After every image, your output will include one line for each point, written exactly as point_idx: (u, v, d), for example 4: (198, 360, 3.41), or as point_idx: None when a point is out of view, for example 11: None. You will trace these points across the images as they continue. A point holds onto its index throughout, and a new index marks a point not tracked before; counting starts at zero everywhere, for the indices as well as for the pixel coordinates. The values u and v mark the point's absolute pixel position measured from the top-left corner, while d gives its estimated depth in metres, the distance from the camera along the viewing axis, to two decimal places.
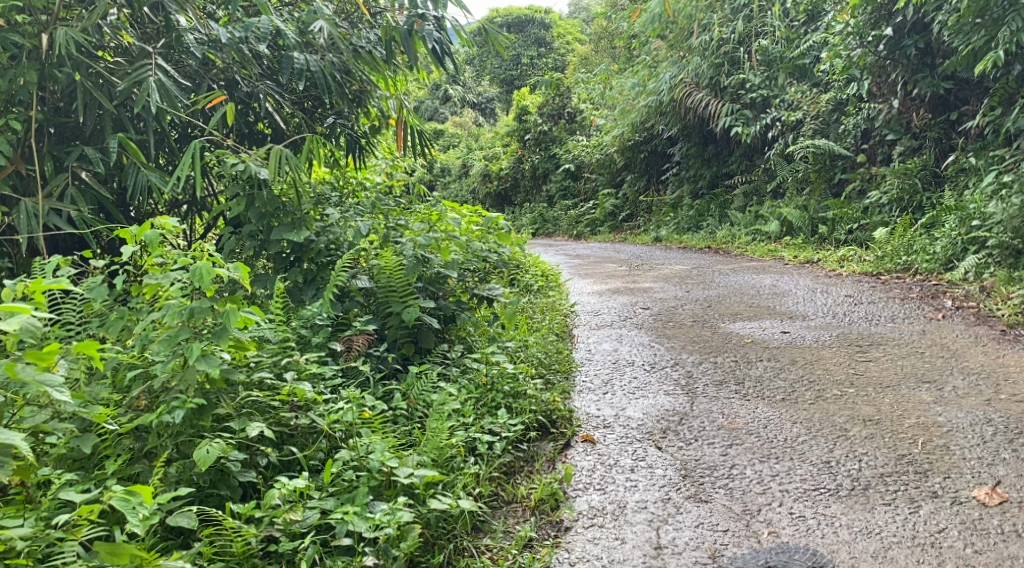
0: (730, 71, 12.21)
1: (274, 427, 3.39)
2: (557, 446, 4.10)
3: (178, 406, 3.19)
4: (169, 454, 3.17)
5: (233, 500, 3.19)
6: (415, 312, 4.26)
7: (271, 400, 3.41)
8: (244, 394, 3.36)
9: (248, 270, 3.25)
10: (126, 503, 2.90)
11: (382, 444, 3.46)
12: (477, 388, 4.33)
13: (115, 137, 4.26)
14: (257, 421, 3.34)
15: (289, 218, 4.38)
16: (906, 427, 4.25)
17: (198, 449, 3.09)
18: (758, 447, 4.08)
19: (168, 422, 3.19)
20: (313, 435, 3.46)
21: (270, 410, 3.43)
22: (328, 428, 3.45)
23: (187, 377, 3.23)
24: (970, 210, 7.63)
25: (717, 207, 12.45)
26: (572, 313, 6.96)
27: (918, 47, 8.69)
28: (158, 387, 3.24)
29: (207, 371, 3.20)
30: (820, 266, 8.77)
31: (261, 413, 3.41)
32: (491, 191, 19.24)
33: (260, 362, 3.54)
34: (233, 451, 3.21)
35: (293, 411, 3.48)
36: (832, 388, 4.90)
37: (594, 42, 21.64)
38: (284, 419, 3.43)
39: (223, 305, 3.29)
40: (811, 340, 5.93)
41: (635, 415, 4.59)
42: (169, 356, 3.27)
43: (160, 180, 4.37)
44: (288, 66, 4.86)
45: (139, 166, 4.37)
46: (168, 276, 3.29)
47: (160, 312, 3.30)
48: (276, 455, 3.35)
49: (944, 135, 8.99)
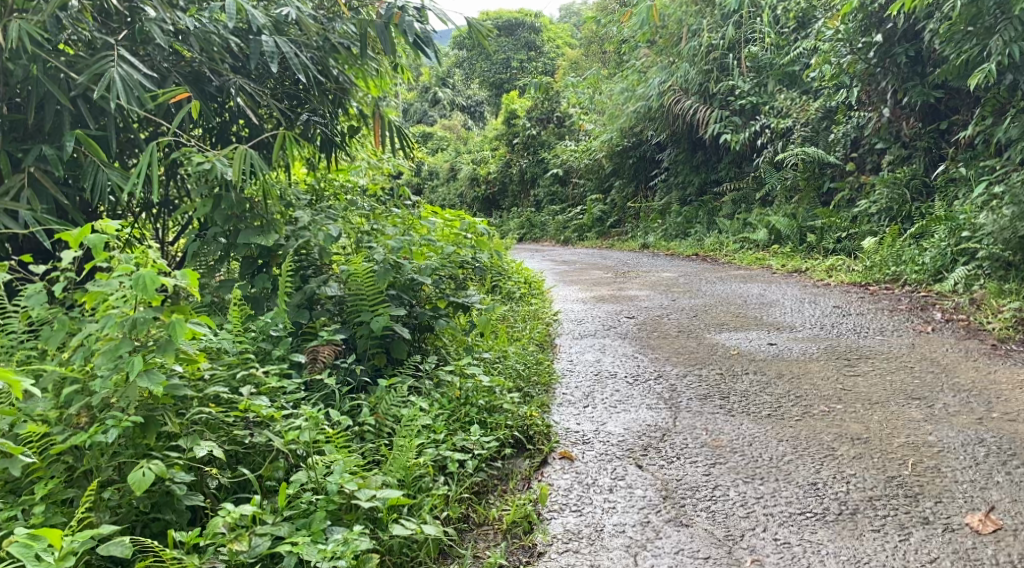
0: (718, 77, 12.10)
1: (227, 446, 3.21)
2: (532, 463, 3.93)
3: (112, 425, 2.99)
4: (106, 477, 2.98)
5: (177, 526, 3.01)
6: (385, 321, 4.09)
7: (226, 417, 3.23)
8: (194, 411, 3.17)
9: (196, 277, 3.04)
10: (26, 551, 2.70)
11: (342, 465, 3.29)
12: (450, 402, 4.16)
13: (71, 135, 4.07)
14: (208, 440, 3.15)
15: (257, 221, 4.17)
16: (896, 446, 4.09)
17: (134, 472, 2.90)
18: (742, 467, 3.91)
19: (103, 442, 2.99)
20: (270, 454, 3.28)
21: (224, 427, 3.24)
22: (286, 448, 3.27)
23: (128, 394, 3.02)
24: (960, 221, 7.51)
25: (706, 214, 12.31)
26: (555, 321, 6.80)
27: (908, 55, 8.57)
28: (97, 404, 3.04)
29: (150, 388, 2.99)
30: (808, 275, 8.63)
31: (214, 430, 3.23)
32: (479, 195, 19.07)
33: (216, 374, 3.35)
34: (178, 474, 3.02)
35: (248, 429, 3.29)
36: (819, 404, 4.74)
37: (584, 47, 21.54)
38: (239, 437, 3.24)
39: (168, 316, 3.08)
40: (798, 353, 5.78)
41: (615, 430, 4.43)
42: (111, 370, 3.05)
43: (121, 179, 4.18)
44: (257, 51, 4.71)
45: (98, 164, 4.18)
46: (109, 284, 3.07)
47: (100, 322, 3.07)
48: (228, 476, 3.17)
49: (934, 144, 8.87)
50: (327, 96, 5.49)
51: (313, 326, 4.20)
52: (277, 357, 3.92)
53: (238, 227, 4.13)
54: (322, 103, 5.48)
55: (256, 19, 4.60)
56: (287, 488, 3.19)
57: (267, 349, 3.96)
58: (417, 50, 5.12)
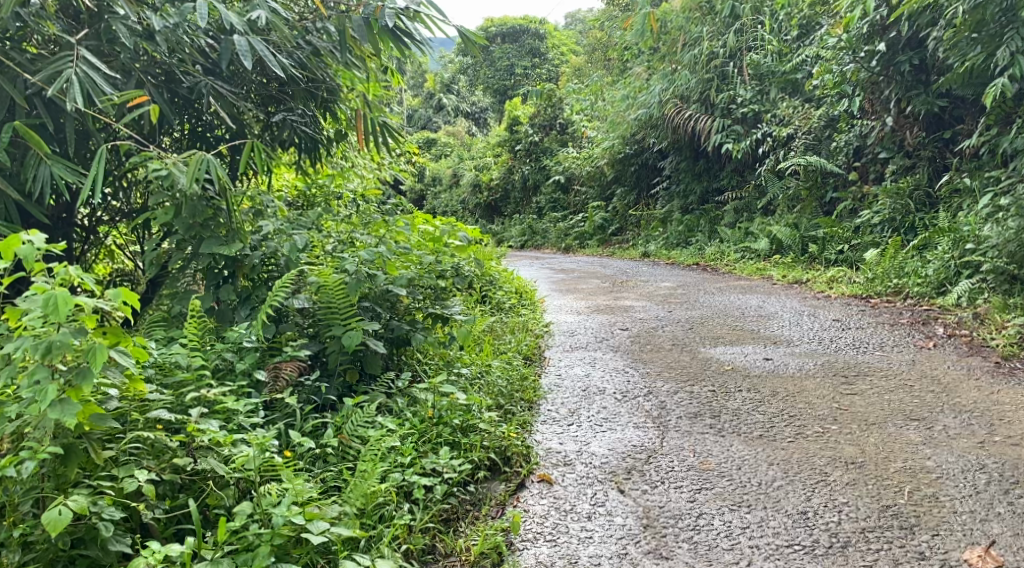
0: (720, 85, 11.94)
1: (166, 475, 3.05)
2: (508, 488, 3.76)
3: (26, 457, 2.85)
4: (22, 513, 2.85)
5: (105, 563, 2.87)
6: (357, 335, 3.91)
7: (169, 441, 3.09)
8: (130, 435, 3.04)
9: (131, 295, 2.99)
10: None
11: (292, 496, 3.12)
12: (422, 423, 3.97)
13: (11, 128, 3.89)
14: (142, 470, 3.00)
15: (221, 230, 4.09)
16: (892, 472, 3.88)
17: (48, 511, 2.75)
18: (728, 494, 3.71)
19: (16, 475, 2.85)
20: (215, 482, 3.12)
21: (166, 452, 3.10)
22: (232, 475, 3.11)
23: (46, 422, 2.86)
24: (964, 233, 7.32)
25: (707, 223, 12.11)
26: (547, 333, 6.60)
27: (912, 63, 8.38)
28: (15, 431, 2.90)
29: (64, 420, 2.82)
30: (808, 287, 8.42)
31: (156, 455, 3.09)
32: (483, 201, 18.85)
33: (159, 395, 3.23)
34: (105, 510, 2.87)
35: (192, 456, 3.13)
36: (813, 425, 4.53)
37: (587, 54, 21.38)
38: (180, 465, 3.08)
39: (97, 336, 2.98)
40: (794, 369, 5.57)
41: (599, 451, 4.23)
42: (31, 396, 2.89)
43: (65, 172, 4.01)
44: (229, 52, 4.53)
45: (41, 156, 4.01)
46: (32, 300, 2.91)
47: (17, 342, 2.89)
48: (167, 507, 3.02)
49: (938, 154, 8.66)
50: (308, 96, 5.33)
51: (279, 341, 4.02)
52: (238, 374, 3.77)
53: (201, 236, 4.05)
54: (301, 104, 5.30)
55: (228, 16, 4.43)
56: (230, 521, 3.02)
57: (229, 363, 3.79)
58: (394, 39, 4.99)
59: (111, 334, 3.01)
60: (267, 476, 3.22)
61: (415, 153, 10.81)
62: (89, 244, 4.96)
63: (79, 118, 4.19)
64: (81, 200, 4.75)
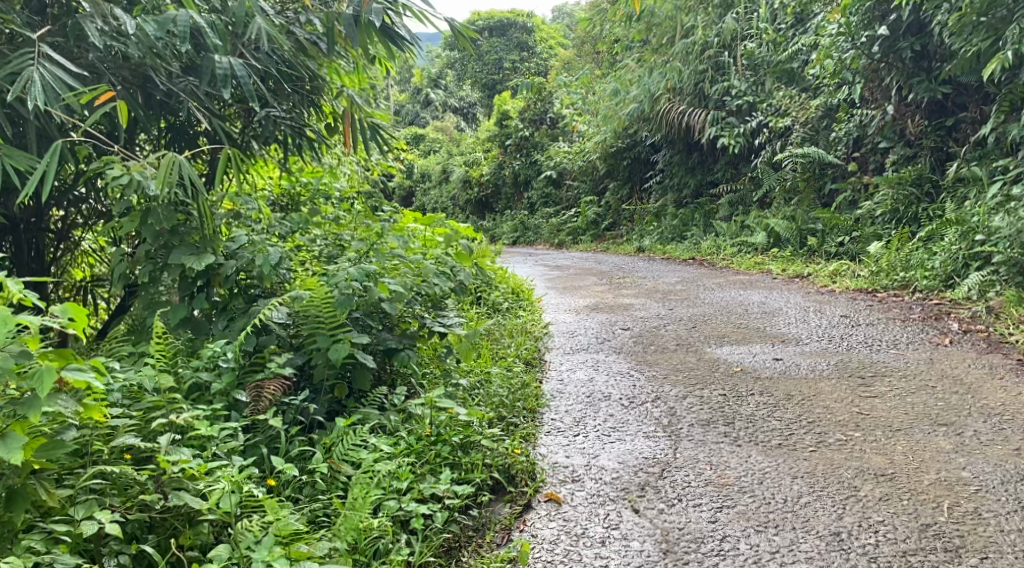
0: (714, 77, 11.65)
1: (132, 515, 2.77)
2: (513, 510, 3.53)
3: None
4: None
5: None
6: (344, 348, 3.69)
7: (134, 475, 2.83)
8: (91, 471, 2.76)
9: (78, 308, 2.69)
10: None
11: (274, 534, 2.84)
12: (418, 443, 3.67)
13: None
14: (103, 511, 2.71)
15: (192, 238, 3.99)
16: (927, 485, 3.64)
17: None
18: (752, 513, 3.50)
19: None
20: (188, 520, 2.84)
21: (133, 487, 2.84)
22: (206, 512, 2.83)
23: None
24: (973, 224, 7.04)
25: (702, 216, 11.81)
26: (545, 334, 6.30)
27: (914, 49, 8.09)
28: None
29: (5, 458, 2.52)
30: (811, 281, 8.14)
31: (122, 491, 2.84)
32: (472, 197, 18.52)
33: (125, 421, 2.97)
34: (57, 559, 2.58)
35: (161, 491, 2.84)
36: (835, 432, 4.24)
37: (577, 47, 21.04)
38: (147, 502, 2.80)
39: (44, 358, 2.69)
40: (807, 370, 5.28)
41: (609, 464, 3.94)
42: None
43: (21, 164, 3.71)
44: (209, 70, 4.30)
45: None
46: None
47: None
48: (131, 552, 2.74)
49: (941, 143, 8.35)
50: (293, 93, 5.10)
51: (260, 355, 3.71)
52: (216, 395, 3.49)
53: (170, 244, 3.96)
54: (288, 103, 5.04)
55: (211, 39, 4.16)
56: (206, 564, 2.75)
57: (206, 382, 3.53)
58: (387, 38, 4.79)
59: (59, 354, 2.71)
60: (248, 510, 2.94)
61: (404, 148, 10.49)
62: (63, 245, 4.72)
63: (41, 119, 3.91)
64: (53, 203, 4.52)
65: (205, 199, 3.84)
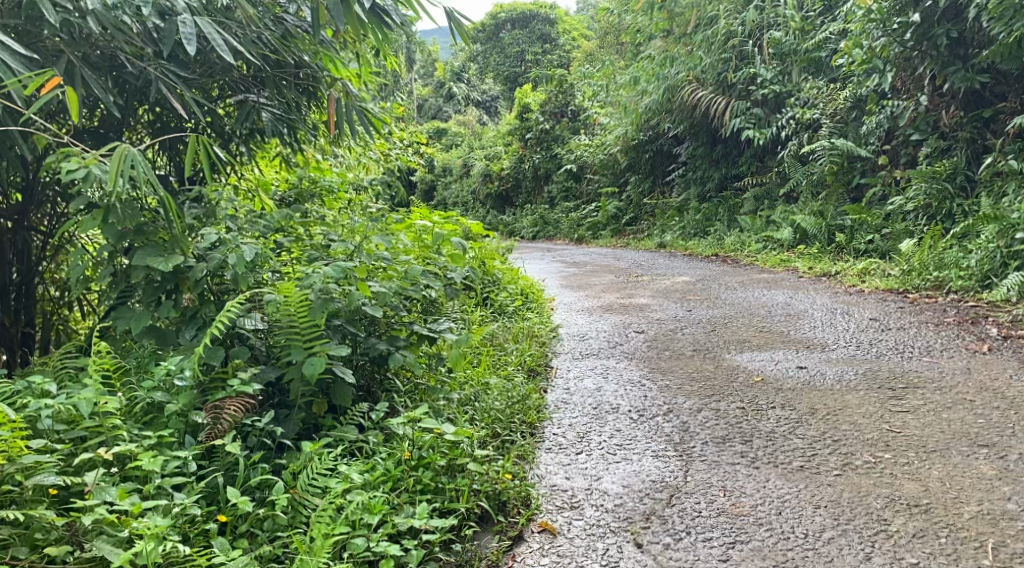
0: (738, 66, 11.19)
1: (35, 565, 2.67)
2: (503, 543, 3.21)
3: None
4: None
5: None
6: (320, 362, 3.38)
7: (45, 519, 2.73)
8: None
9: None
10: None
11: None
12: (396, 468, 3.35)
13: None
14: None
15: (159, 237, 3.66)
16: (967, 519, 3.31)
17: None
18: (769, 551, 3.19)
19: None
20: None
21: (50, 533, 2.74)
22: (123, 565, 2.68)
23: None
24: (1013, 220, 6.59)
25: (726, 211, 11.39)
26: (554, 338, 5.93)
27: (950, 36, 7.58)
28: None
29: None
30: (838, 279, 7.73)
31: (33, 537, 2.73)
32: (492, 192, 18.16)
33: (47, 458, 2.88)
34: None
35: (71, 542, 2.74)
36: (862, 452, 3.84)
37: (599, 37, 20.55)
38: (54, 555, 2.69)
39: None
40: (833, 380, 4.87)
41: (612, 488, 3.57)
42: None
43: None
44: (176, 35, 3.84)
45: None
46: None
47: None
48: None
49: (977, 135, 7.82)
50: (283, 81, 4.71)
51: (226, 370, 3.41)
52: (171, 416, 3.24)
53: (135, 244, 3.62)
54: (271, 90, 4.62)
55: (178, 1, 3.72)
56: None
57: (161, 402, 3.26)
58: (381, 27, 4.40)
59: None
60: (177, 562, 2.77)
61: (422, 141, 10.19)
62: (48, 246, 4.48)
63: None
64: (35, 201, 4.29)
65: (168, 193, 3.49)
